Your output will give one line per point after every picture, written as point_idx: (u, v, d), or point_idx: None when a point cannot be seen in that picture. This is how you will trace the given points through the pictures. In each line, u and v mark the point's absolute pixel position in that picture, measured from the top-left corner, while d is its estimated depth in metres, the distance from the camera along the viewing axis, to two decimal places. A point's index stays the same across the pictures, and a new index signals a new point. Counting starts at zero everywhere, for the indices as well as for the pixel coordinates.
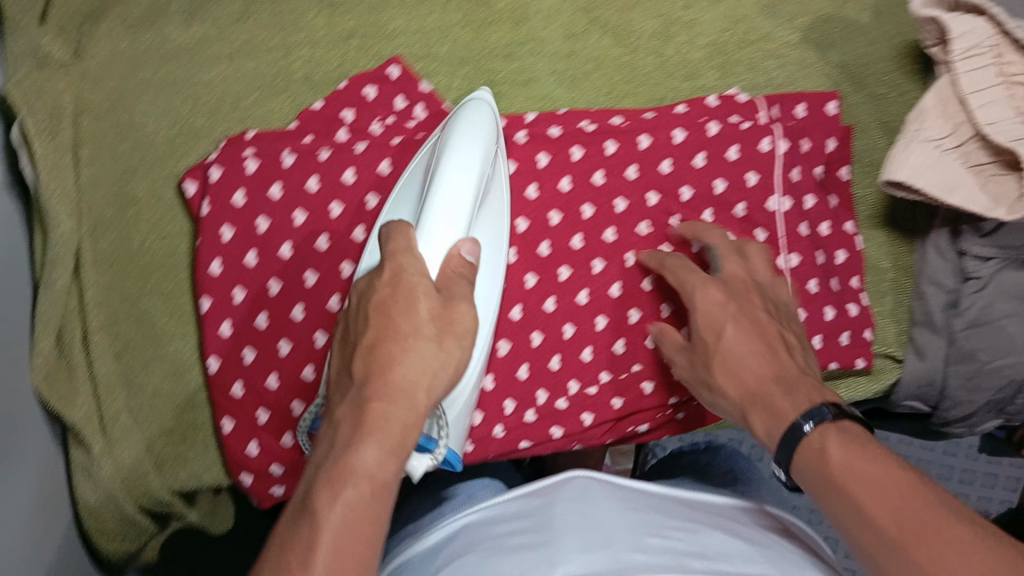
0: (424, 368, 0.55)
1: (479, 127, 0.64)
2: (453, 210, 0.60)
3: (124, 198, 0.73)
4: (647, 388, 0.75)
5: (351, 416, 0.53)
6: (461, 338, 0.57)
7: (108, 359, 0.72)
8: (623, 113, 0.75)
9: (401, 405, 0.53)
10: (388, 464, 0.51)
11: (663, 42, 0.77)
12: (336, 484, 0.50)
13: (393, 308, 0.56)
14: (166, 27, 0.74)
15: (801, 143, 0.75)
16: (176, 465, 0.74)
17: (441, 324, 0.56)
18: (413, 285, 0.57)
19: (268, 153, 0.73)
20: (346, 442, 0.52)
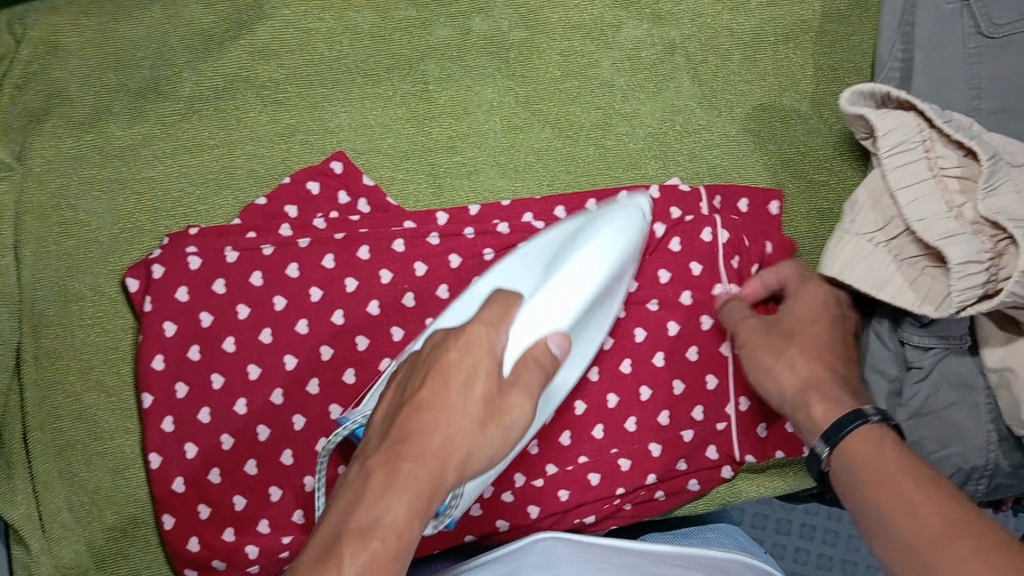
0: (463, 437, 0.50)
1: (623, 233, 0.65)
2: (550, 312, 0.59)
3: (67, 294, 0.74)
4: (594, 479, 0.72)
5: (385, 467, 0.49)
6: (508, 430, 0.52)
7: (49, 456, 0.72)
8: (566, 203, 0.75)
9: (432, 471, 0.49)
10: (410, 522, 0.48)
11: (603, 133, 0.78)
12: (361, 536, 0.46)
13: (453, 378, 0.52)
14: (110, 126, 0.76)
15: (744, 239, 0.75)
16: (117, 561, 0.73)
17: (492, 407, 0.52)
18: (480, 358, 0.53)
19: (209, 248, 0.72)
20: (374, 493, 0.48)
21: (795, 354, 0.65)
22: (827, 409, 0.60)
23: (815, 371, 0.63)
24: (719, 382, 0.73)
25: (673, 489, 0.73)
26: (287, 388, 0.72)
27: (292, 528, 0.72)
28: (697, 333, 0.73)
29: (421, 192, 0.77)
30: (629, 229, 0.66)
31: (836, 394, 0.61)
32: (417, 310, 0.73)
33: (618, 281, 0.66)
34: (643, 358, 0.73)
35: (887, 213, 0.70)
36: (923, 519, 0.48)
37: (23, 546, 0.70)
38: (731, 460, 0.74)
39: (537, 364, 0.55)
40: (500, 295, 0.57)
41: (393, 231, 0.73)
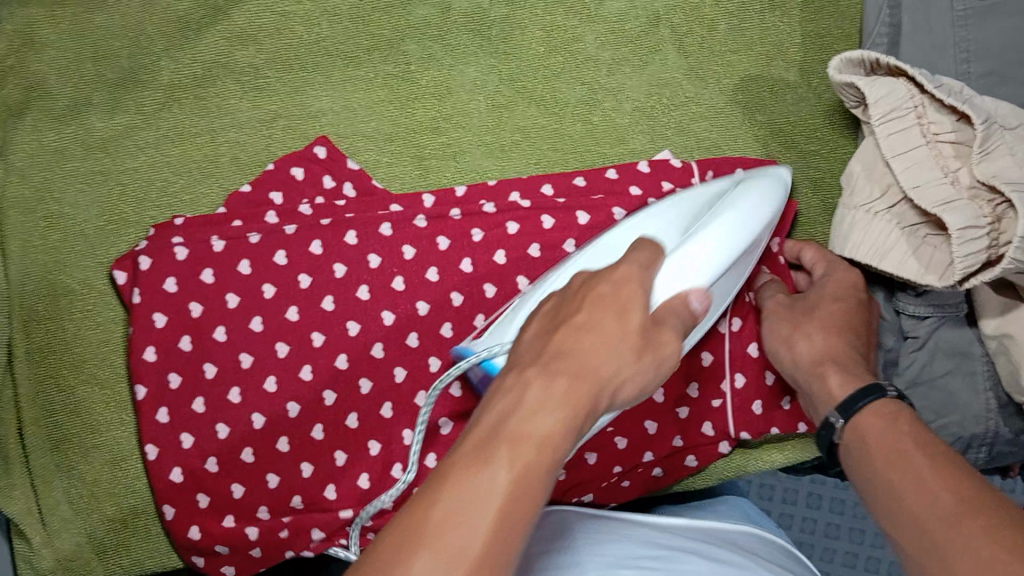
0: (623, 357, 0.45)
1: (768, 194, 0.64)
2: (698, 258, 0.56)
3: (56, 288, 0.74)
4: (590, 458, 0.71)
5: (541, 379, 0.43)
6: (659, 362, 0.47)
7: (45, 451, 0.72)
8: (552, 181, 0.75)
9: (590, 387, 0.43)
10: (566, 437, 0.42)
11: (589, 109, 0.77)
12: (517, 442, 0.40)
13: (613, 305, 0.47)
14: (91, 118, 0.75)
15: None
16: (119, 553, 0.73)
17: (646, 339, 0.46)
18: (632, 294, 0.47)
19: (196, 239, 0.72)
20: (527, 408, 0.42)
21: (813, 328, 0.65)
22: (843, 381, 0.61)
23: (832, 346, 0.64)
24: (715, 359, 0.72)
25: (671, 465, 0.73)
26: (280, 376, 0.72)
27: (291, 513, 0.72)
28: None
29: (407, 174, 0.77)
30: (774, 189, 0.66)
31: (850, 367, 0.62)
32: (406, 295, 0.72)
33: (755, 246, 0.64)
34: None
35: (883, 183, 0.70)
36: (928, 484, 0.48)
37: (23, 539, 0.71)
38: (728, 436, 0.73)
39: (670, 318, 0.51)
40: (642, 240, 0.53)
41: (380, 215, 0.73)
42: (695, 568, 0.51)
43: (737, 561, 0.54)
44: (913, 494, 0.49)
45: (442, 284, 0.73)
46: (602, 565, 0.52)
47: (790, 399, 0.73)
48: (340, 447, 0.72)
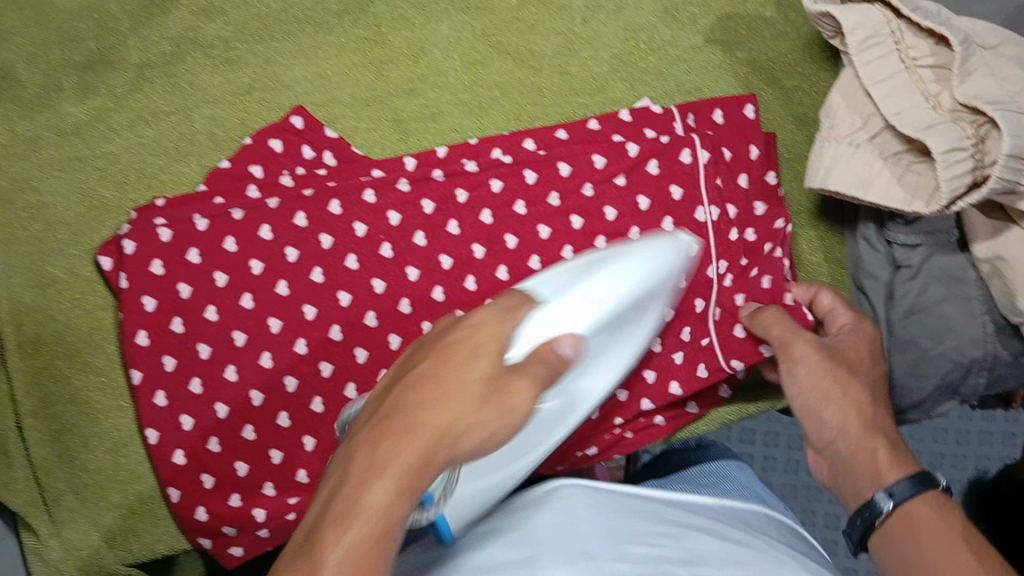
0: (461, 409, 0.44)
1: (659, 263, 0.61)
2: (581, 314, 0.55)
3: (41, 279, 0.73)
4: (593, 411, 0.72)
5: (369, 445, 0.43)
6: (511, 410, 0.45)
7: (45, 442, 0.72)
8: (535, 135, 0.74)
9: (420, 441, 0.42)
10: (395, 510, 0.40)
11: (567, 59, 0.76)
12: (347, 519, 0.40)
13: (430, 375, 0.46)
14: (62, 104, 0.74)
15: (722, 151, 0.73)
16: (128, 539, 0.73)
17: (495, 385, 0.46)
18: (485, 340, 0.48)
19: (178, 219, 0.71)
20: (351, 483, 0.41)
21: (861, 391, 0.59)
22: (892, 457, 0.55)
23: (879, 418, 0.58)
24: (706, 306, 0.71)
25: (673, 413, 0.74)
26: (275, 350, 0.72)
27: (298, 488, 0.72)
28: None
29: (386, 140, 0.76)
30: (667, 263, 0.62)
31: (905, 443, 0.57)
32: (395, 260, 0.72)
33: (643, 308, 0.62)
34: None
35: (864, 113, 0.68)
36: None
37: (30, 531, 0.71)
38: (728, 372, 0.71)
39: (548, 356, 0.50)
40: (513, 291, 0.55)
41: (362, 181, 0.72)
42: (706, 549, 0.50)
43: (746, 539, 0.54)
44: None
45: (431, 246, 0.72)
46: (600, 541, 0.50)
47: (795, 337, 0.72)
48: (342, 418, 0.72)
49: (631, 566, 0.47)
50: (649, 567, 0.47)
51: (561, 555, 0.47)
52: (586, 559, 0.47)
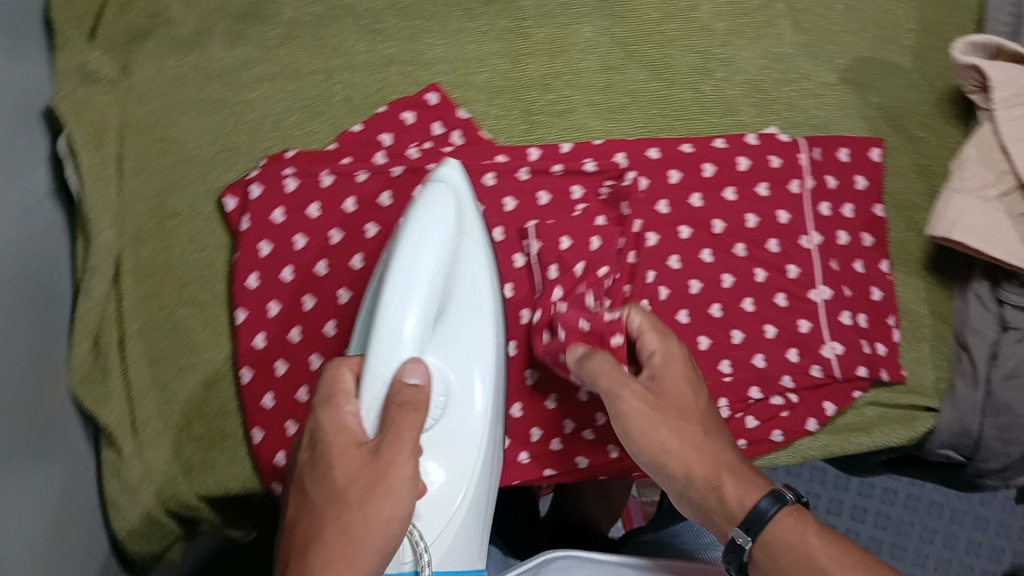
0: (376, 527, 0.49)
1: (440, 215, 0.56)
2: (391, 330, 0.52)
3: (163, 211, 0.75)
4: None
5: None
6: (397, 498, 0.49)
7: (142, 366, 0.73)
8: (659, 144, 0.75)
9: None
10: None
11: (701, 77, 0.77)
12: None
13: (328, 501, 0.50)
14: (211, 48, 0.77)
15: (828, 181, 0.76)
16: (204, 473, 0.74)
17: (371, 479, 0.49)
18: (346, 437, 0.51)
19: (306, 171, 0.74)
20: None
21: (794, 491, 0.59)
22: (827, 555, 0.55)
23: None
24: (812, 326, 0.74)
25: (757, 438, 0.74)
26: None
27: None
28: (783, 280, 0.74)
29: (514, 127, 0.76)
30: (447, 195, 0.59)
31: None
32: (506, 243, 0.74)
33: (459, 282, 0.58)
34: (733, 302, 0.74)
35: (998, 169, 0.68)
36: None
37: (114, 450, 0.73)
38: (835, 378, 0.74)
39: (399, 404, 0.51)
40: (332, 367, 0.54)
41: (485, 164, 0.74)
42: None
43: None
44: None
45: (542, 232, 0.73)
46: None
47: (887, 374, 0.74)
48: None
49: None
50: None
51: None
52: None
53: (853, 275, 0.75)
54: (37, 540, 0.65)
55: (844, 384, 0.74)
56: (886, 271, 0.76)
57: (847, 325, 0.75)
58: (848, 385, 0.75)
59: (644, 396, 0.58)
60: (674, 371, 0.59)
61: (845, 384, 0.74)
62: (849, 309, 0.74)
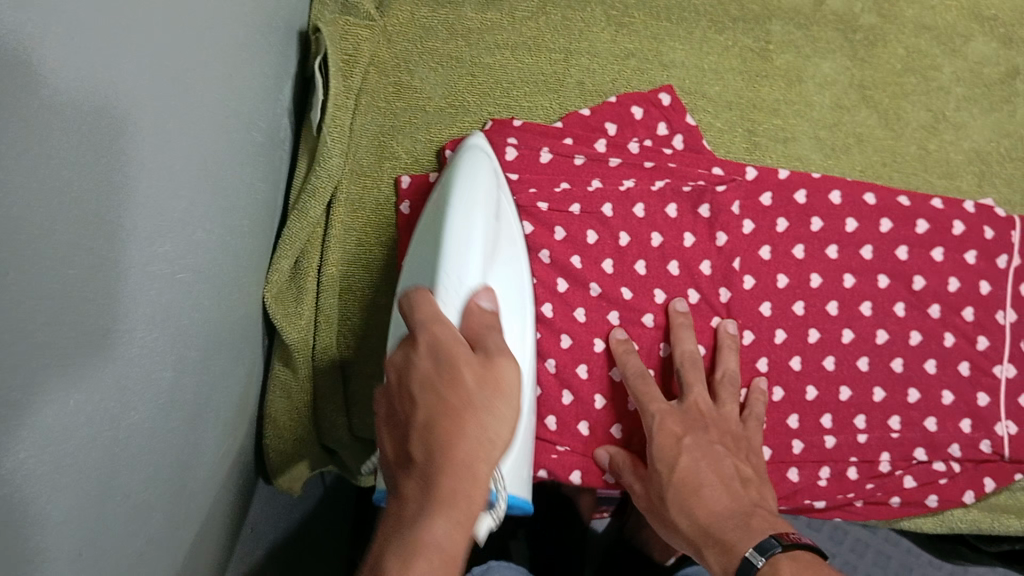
0: (491, 433, 0.51)
1: (480, 173, 0.68)
2: (465, 243, 0.63)
3: (384, 151, 0.77)
4: (823, 474, 0.74)
5: (421, 491, 0.49)
6: (507, 396, 0.52)
7: (333, 294, 0.76)
8: (876, 190, 0.76)
9: (461, 479, 0.49)
10: (459, 540, 0.48)
11: (928, 135, 0.79)
12: (407, 560, 0.47)
13: (438, 382, 0.51)
14: (464, 7, 0.79)
15: None
16: (361, 409, 0.79)
17: (486, 384, 0.52)
18: (453, 345, 0.53)
19: (529, 145, 0.76)
20: (412, 518, 0.49)
21: None
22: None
23: None
24: (991, 401, 0.74)
25: (911, 499, 0.75)
26: (572, 280, 0.74)
27: (540, 428, 0.74)
28: (970, 350, 0.74)
29: (734, 144, 0.78)
30: (486, 164, 0.70)
31: None
32: (694, 251, 0.75)
33: (496, 233, 0.67)
34: (915, 360, 0.74)
35: None
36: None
37: (288, 369, 0.74)
38: (1001, 457, 0.74)
39: (478, 316, 0.58)
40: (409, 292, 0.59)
41: (700, 173, 0.76)
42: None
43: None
44: None
45: (727, 248, 0.75)
46: None
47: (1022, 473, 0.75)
48: (602, 390, 0.75)
49: None
50: None
51: None
52: None
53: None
54: (217, 446, 0.65)
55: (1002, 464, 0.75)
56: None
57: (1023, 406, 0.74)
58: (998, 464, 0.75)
59: (642, 493, 0.68)
60: (670, 422, 0.67)
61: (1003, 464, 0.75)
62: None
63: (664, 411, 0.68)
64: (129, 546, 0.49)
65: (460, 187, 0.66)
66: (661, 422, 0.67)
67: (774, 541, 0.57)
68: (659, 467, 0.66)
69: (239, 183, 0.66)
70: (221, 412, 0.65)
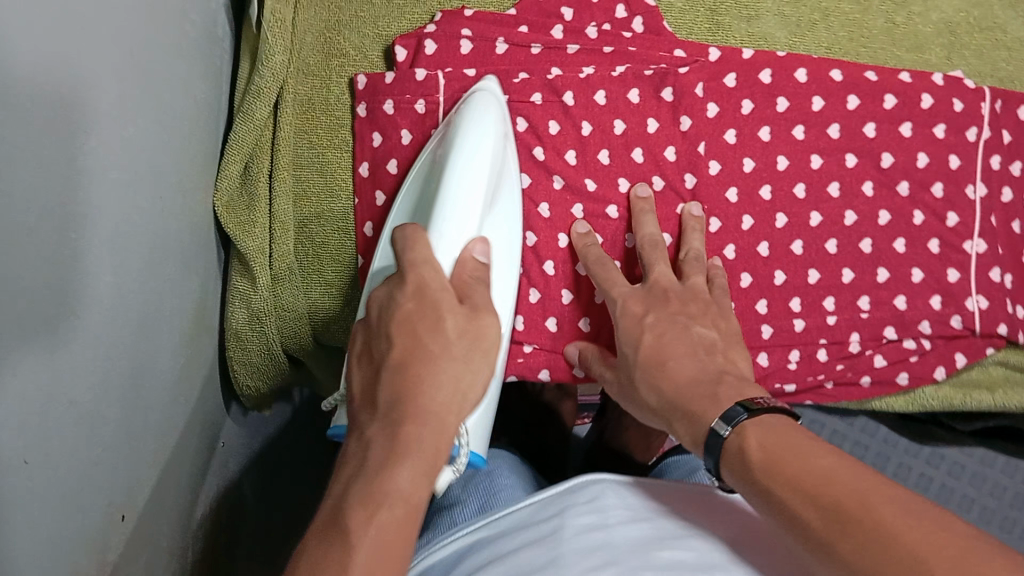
0: (463, 391, 0.53)
1: (484, 117, 0.66)
2: (471, 194, 0.62)
3: (331, 48, 0.74)
4: (792, 357, 0.74)
5: (383, 439, 0.50)
6: (488, 354, 0.55)
7: (287, 199, 0.73)
8: (842, 68, 0.73)
9: (432, 429, 0.50)
10: (421, 486, 0.49)
11: (895, 8, 0.76)
12: (370, 505, 0.47)
13: (419, 321, 0.53)
14: None
15: (1003, 134, 0.74)
16: (328, 319, 0.77)
17: (469, 339, 0.54)
18: (438, 300, 0.54)
19: (483, 35, 0.73)
20: (376, 463, 0.49)
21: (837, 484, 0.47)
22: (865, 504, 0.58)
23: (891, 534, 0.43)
24: (961, 277, 0.73)
25: (880, 379, 0.74)
26: (535, 172, 0.72)
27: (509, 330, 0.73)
28: (940, 228, 0.73)
29: (696, 24, 0.75)
30: (496, 107, 0.68)
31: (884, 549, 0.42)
32: (658, 137, 0.73)
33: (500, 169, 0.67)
34: (884, 240, 0.73)
35: None
36: (853, 490, 0.46)
37: (247, 279, 0.72)
38: (972, 332, 0.74)
39: (472, 267, 0.58)
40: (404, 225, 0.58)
41: (661, 56, 0.73)
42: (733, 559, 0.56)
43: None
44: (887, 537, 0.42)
45: (692, 133, 0.73)
46: (626, 543, 0.57)
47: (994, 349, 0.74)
48: (569, 285, 0.73)
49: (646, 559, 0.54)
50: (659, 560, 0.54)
51: (581, 549, 0.56)
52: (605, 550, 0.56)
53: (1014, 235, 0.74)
54: (172, 360, 0.64)
55: (971, 338, 0.74)
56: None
57: (994, 282, 0.73)
58: (966, 340, 0.74)
59: (614, 379, 0.68)
60: (631, 300, 0.67)
61: (972, 338, 0.74)
62: (1000, 267, 0.73)
63: (625, 294, 0.67)
64: (80, 459, 0.49)
65: (466, 129, 0.64)
66: (624, 306, 0.67)
67: (740, 408, 0.56)
68: (625, 344, 0.66)
69: (183, 91, 0.63)
70: (172, 326, 0.63)
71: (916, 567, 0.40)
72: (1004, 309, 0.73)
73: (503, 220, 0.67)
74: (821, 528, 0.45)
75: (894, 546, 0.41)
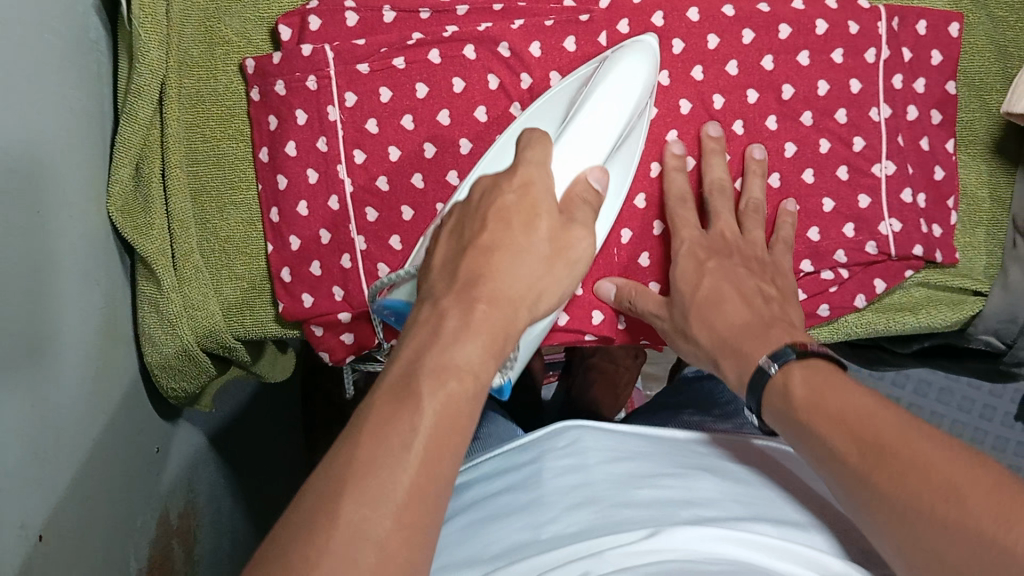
0: (537, 284, 0.51)
1: (636, 79, 0.65)
2: (594, 126, 0.62)
3: (213, 37, 0.72)
4: None
5: (458, 308, 0.47)
6: (573, 265, 0.54)
7: (185, 196, 0.73)
8: (736, 3, 0.72)
9: (503, 313, 0.48)
10: (487, 362, 0.45)
11: None
12: (441, 374, 0.43)
13: (515, 214, 0.52)
14: None
15: (903, 52, 0.73)
16: (243, 313, 0.76)
17: (557, 245, 0.53)
18: (537, 202, 0.53)
19: (369, 6, 0.71)
20: (449, 332, 0.45)
21: (861, 417, 0.47)
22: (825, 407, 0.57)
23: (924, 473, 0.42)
24: (872, 201, 0.73)
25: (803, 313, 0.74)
26: (440, 142, 0.71)
27: None
28: (848, 153, 0.72)
29: None
30: (644, 85, 0.66)
31: (911, 489, 0.42)
32: None
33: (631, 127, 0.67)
34: (793, 172, 0.72)
35: None
36: (886, 421, 0.46)
37: (153, 283, 0.71)
38: (890, 256, 0.73)
39: (585, 188, 0.58)
40: (532, 133, 0.59)
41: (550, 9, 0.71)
42: (706, 491, 0.56)
43: (787, 549, 0.49)
44: (913, 479, 0.42)
45: None
46: (613, 488, 0.56)
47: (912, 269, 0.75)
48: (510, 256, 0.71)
49: (636, 510, 0.53)
50: (651, 509, 0.53)
51: (571, 501, 0.55)
52: (593, 503, 0.54)
53: (922, 152, 0.74)
54: (79, 373, 0.63)
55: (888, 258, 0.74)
56: (951, 151, 0.76)
57: (906, 202, 0.73)
58: (882, 263, 0.74)
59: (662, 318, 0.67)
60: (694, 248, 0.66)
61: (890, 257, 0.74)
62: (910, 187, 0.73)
63: (690, 242, 0.67)
64: None
65: (614, 70, 0.65)
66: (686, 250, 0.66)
67: (789, 348, 0.55)
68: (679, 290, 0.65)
69: (61, 96, 0.61)
70: (76, 338, 0.62)
71: (956, 506, 0.39)
72: (919, 229, 0.73)
73: (626, 154, 0.68)
74: (862, 466, 0.45)
75: (937, 500, 0.40)
